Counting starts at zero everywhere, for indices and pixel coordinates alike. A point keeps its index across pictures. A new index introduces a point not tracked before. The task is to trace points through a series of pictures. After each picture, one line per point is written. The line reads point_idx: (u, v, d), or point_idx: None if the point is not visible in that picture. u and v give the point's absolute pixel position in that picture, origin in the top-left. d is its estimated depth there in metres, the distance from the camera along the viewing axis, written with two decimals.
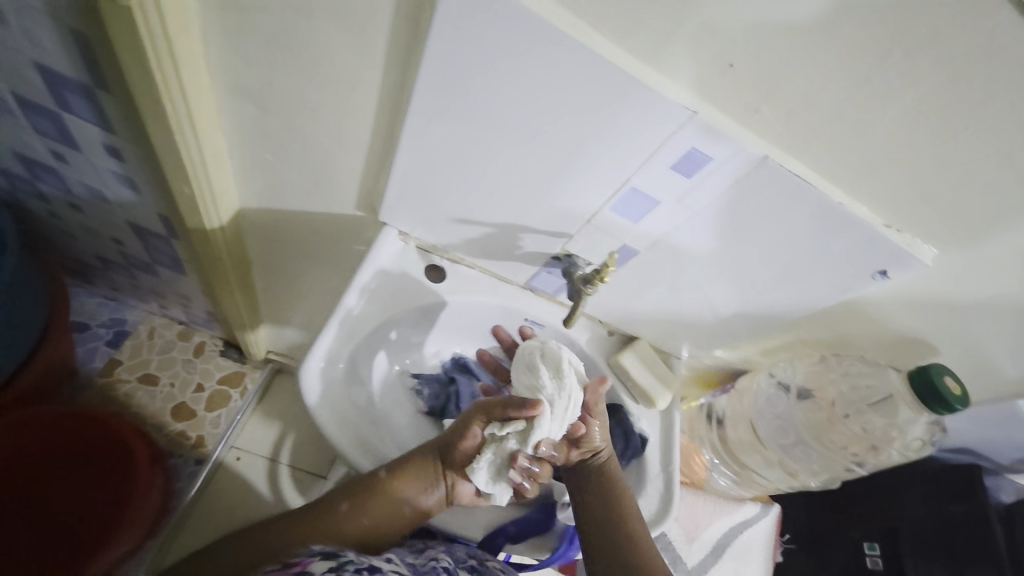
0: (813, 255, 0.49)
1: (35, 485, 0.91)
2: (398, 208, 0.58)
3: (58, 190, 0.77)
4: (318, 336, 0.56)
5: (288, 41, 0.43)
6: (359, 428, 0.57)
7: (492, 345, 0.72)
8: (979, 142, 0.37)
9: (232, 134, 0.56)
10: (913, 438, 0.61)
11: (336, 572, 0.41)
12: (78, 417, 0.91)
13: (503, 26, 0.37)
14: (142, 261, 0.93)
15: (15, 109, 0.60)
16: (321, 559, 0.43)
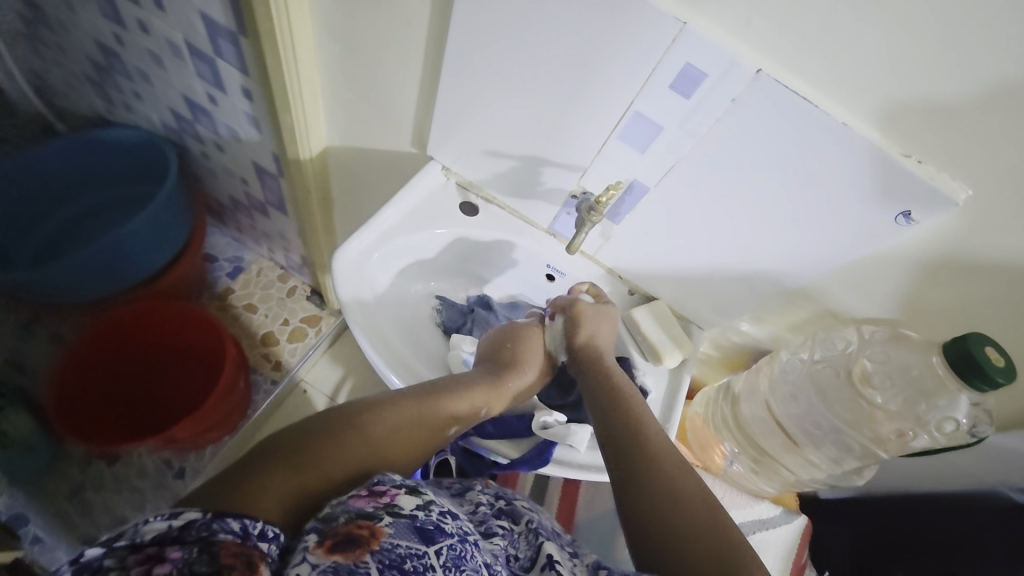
0: (825, 194, 0.48)
1: (164, 366, 1.17)
2: (442, 142, 0.67)
3: (209, 132, 0.99)
4: (354, 234, 0.65)
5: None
6: (380, 326, 0.65)
7: (515, 289, 0.77)
8: (983, 44, 0.35)
9: (324, 73, 0.70)
10: (943, 416, 0.54)
11: (425, 510, 0.39)
12: (184, 314, 1.12)
13: None
14: (259, 201, 1.15)
15: (186, 55, 0.82)
16: (407, 492, 0.40)
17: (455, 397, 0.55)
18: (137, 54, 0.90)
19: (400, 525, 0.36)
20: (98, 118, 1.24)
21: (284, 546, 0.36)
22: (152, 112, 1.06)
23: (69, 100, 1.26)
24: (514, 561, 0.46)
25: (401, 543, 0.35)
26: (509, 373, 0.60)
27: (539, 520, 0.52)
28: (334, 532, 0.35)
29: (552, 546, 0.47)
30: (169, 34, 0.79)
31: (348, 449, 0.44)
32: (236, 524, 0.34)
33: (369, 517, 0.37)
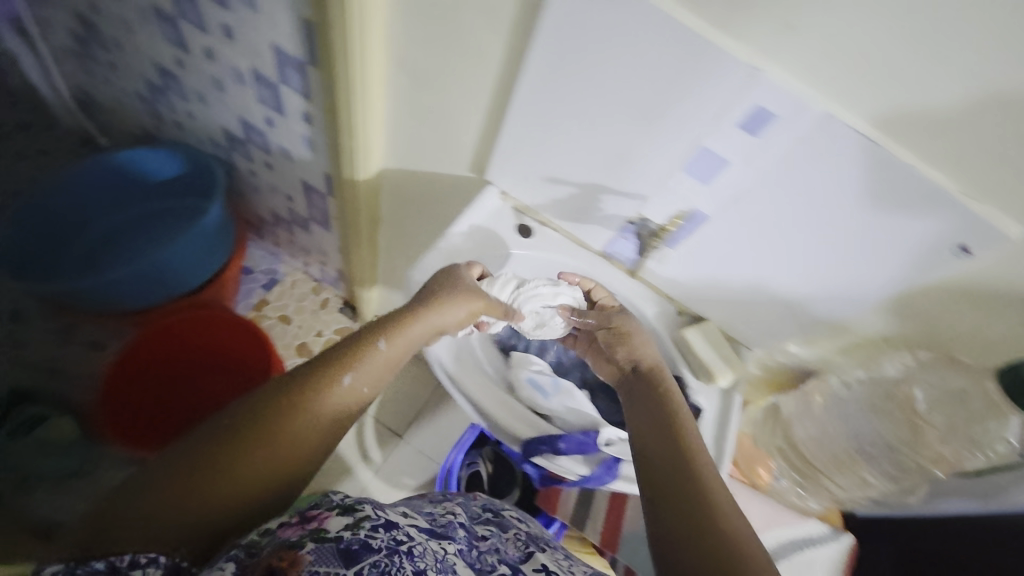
0: (880, 226, 0.51)
1: (183, 375, 1.18)
2: (502, 168, 0.70)
3: (260, 150, 1.03)
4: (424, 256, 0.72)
5: (435, 28, 0.58)
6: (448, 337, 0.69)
7: None
8: None
9: (389, 103, 0.74)
10: (997, 438, 0.58)
11: (352, 531, 0.45)
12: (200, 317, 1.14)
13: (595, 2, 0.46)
14: (302, 218, 1.19)
15: (249, 81, 0.86)
16: (337, 516, 0.47)
17: (347, 352, 0.56)
18: (196, 77, 0.94)
19: (323, 550, 0.43)
20: (144, 135, 1.28)
21: (168, 566, 0.42)
22: (201, 132, 1.10)
23: (113, 116, 1.30)
24: (503, 554, 0.56)
25: (321, 569, 0.42)
26: (408, 337, 0.60)
27: (532, 531, 0.61)
28: (256, 565, 0.43)
29: (544, 556, 0.55)
30: (235, 61, 0.83)
31: (243, 457, 0.46)
32: (101, 563, 0.39)
33: (293, 547, 0.44)
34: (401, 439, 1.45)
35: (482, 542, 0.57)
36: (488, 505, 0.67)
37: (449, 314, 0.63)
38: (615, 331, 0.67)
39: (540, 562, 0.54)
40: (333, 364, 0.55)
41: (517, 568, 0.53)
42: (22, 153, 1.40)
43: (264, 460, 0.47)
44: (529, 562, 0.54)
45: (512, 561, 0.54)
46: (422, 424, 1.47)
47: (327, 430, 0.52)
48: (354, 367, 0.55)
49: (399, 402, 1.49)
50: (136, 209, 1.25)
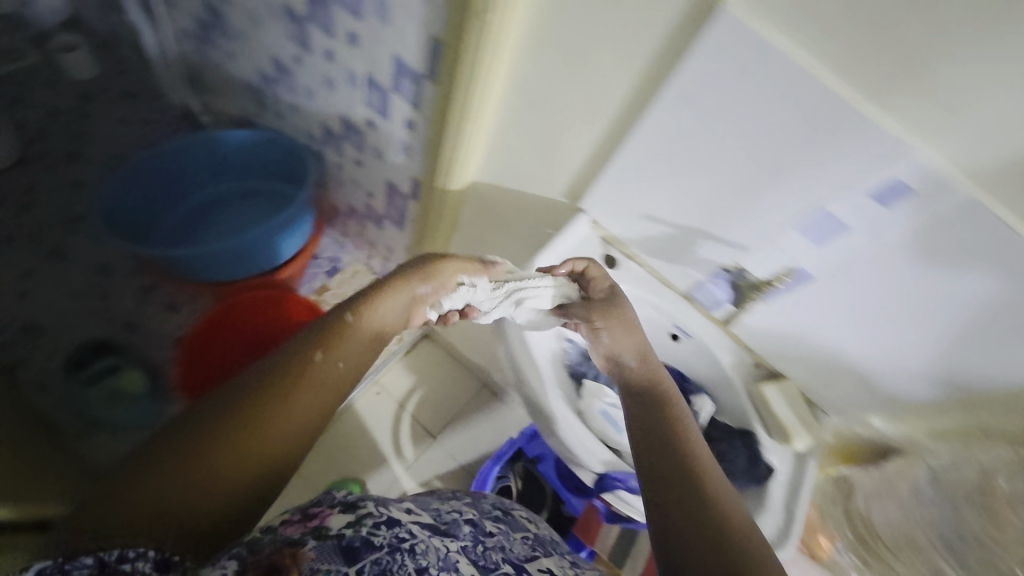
0: (947, 295, 0.53)
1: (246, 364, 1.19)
2: (597, 198, 0.71)
3: (354, 148, 1.09)
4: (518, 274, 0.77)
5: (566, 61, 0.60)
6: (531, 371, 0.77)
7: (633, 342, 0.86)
8: None
9: (496, 124, 0.76)
10: None
11: (353, 531, 0.51)
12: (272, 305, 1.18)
13: (744, 59, 0.47)
14: (377, 214, 1.24)
15: (361, 84, 0.91)
16: (340, 515, 0.53)
17: (316, 336, 0.59)
18: (307, 74, 1.00)
19: (324, 546, 0.48)
20: (238, 119, 1.35)
21: (158, 560, 0.41)
22: (299, 123, 1.17)
23: (209, 96, 1.37)
24: (510, 551, 0.61)
25: (321, 566, 0.46)
26: (379, 316, 0.64)
27: (536, 535, 0.69)
28: (260, 558, 0.47)
29: (547, 561, 0.62)
30: (352, 65, 0.88)
31: (229, 435, 0.48)
32: (91, 559, 0.39)
33: (294, 543, 0.49)
34: (434, 439, 1.46)
35: (488, 538, 0.62)
36: (498, 504, 0.75)
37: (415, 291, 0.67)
38: (591, 330, 0.68)
39: (543, 565, 0.61)
40: (305, 348, 0.57)
41: (520, 566, 0.59)
42: (124, 120, 1.47)
43: (256, 438, 0.49)
44: (533, 562, 0.61)
45: (517, 559, 0.60)
46: (457, 428, 1.48)
47: (319, 405, 0.55)
48: (327, 345, 0.58)
49: (437, 404, 1.50)
50: (228, 185, 1.33)
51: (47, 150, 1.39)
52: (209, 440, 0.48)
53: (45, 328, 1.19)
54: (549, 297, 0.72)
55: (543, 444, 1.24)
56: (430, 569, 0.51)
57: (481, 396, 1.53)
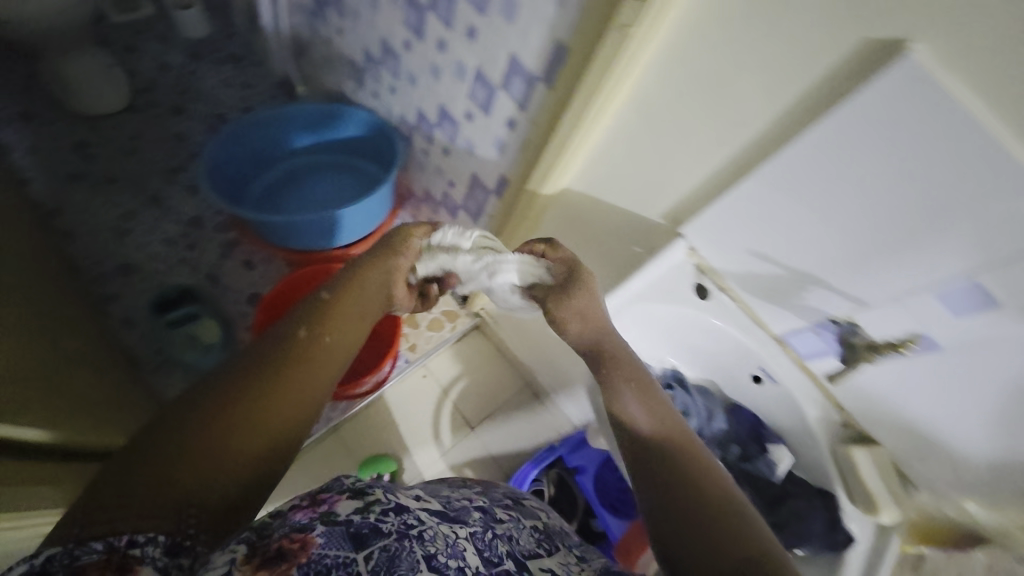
0: None
1: None
2: (699, 227, 0.69)
3: (444, 136, 1.09)
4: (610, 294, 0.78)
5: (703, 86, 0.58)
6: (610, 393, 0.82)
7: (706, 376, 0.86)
8: None
9: (604, 136, 0.74)
10: None
11: (361, 516, 0.47)
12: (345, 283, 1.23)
13: (912, 111, 0.45)
14: (453, 204, 1.24)
15: (468, 77, 0.90)
16: (346, 499, 0.49)
17: (300, 316, 0.60)
18: (414, 60, 1.01)
19: (333, 533, 0.45)
20: (333, 94, 1.40)
21: (167, 545, 0.40)
22: (394, 105, 1.19)
23: (308, 69, 1.42)
24: (516, 544, 0.57)
25: (330, 553, 0.43)
26: (364, 289, 0.66)
27: (547, 526, 0.65)
28: (264, 550, 0.43)
29: (548, 561, 0.56)
30: (463, 57, 0.88)
31: (225, 413, 0.48)
32: (100, 543, 0.38)
33: (302, 530, 0.45)
34: (471, 430, 1.45)
35: (498, 525, 0.58)
36: (509, 495, 0.72)
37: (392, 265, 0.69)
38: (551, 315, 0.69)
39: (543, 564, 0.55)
40: (290, 326, 0.59)
41: (523, 562, 0.54)
42: (228, 82, 1.54)
43: (256, 413, 0.49)
44: (536, 559, 0.56)
45: (520, 553, 0.55)
46: (495, 423, 1.47)
47: (315, 376, 0.55)
48: (312, 322, 0.59)
49: (480, 397, 1.49)
50: (319, 156, 1.38)
51: (158, 102, 1.48)
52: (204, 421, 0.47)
53: (139, 267, 1.28)
54: (520, 275, 0.72)
55: (585, 457, 1.28)
56: (438, 558, 0.47)
57: (525, 393, 1.51)
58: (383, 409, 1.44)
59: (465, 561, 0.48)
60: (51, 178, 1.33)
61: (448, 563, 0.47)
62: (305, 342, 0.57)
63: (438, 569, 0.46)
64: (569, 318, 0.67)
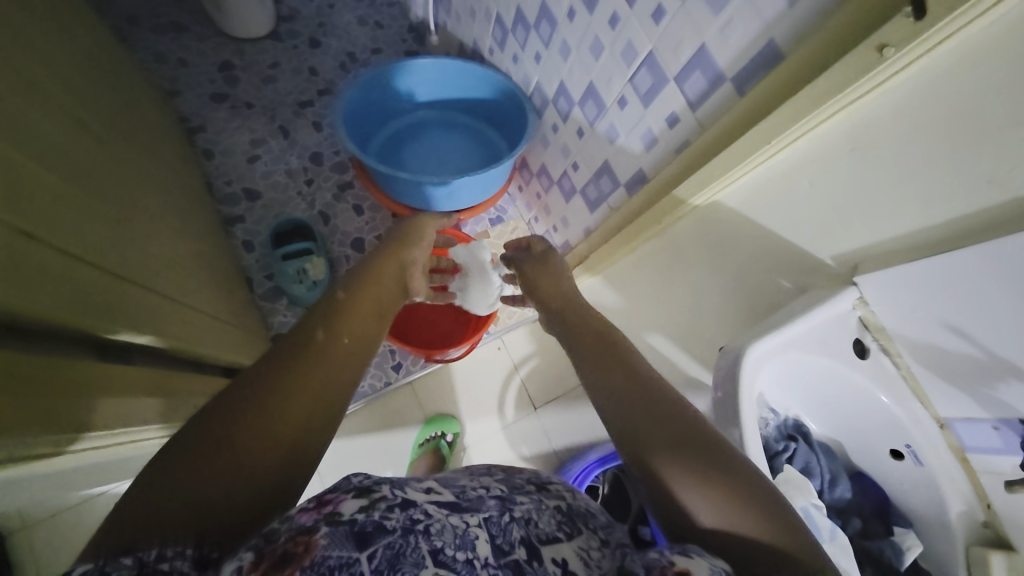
0: None
1: None
2: (883, 282, 0.67)
3: (584, 118, 1.02)
4: (767, 336, 0.73)
5: (987, 121, 0.49)
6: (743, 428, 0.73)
7: (832, 438, 0.89)
8: None
9: (794, 157, 0.66)
10: None
11: (365, 513, 0.43)
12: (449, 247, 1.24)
13: None
14: (570, 186, 1.19)
15: (636, 61, 0.82)
16: (353, 498, 0.45)
17: (318, 315, 0.61)
18: (573, 31, 0.93)
19: (335, 535, 0.41)
20: (464, 47, 1.35)
21: (195, 558, 0.40)
22: (534, 74, 1.13)
23: (444, 17, 1.37)
24: (534, 527, 0.51)
25: (333, 555, 0.40)
26: (382, 282, 0.72)
27: (572, 506, 0.56)
28: (273, 553, 0.41)
29: (567, 548, 0.50)
30: (637, 38, 0.79)
31: (231, 424, 0.46)
32: (130, 559, 0.37)
33: (306, 533, 0.42)
34: (534, 410, 1.47)
35: (515, 506, 0.52)
36: (533, 477, 0.61)
37: (405, 260, 0.80)
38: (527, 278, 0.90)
39: (560, 556, 0.49)
40: (310, 321, 0.59)
41: (536, 548, 0.49)
42: (363, 19, 1.53)
43: (262, 416, 0.48)
44: (552, 546, 0.49)
45: (536, 537, 0.49)
46: (559, 407, 1.47)
47: (338, 364, 0.56)
48: (328, 323, 0.59)
49: (549, 379, 1.49)
50: (438, 112, 1.37)
51: (298, 33, 1.51)
52: (219, 434, 0.46)
53: (261, 195, 1.35)
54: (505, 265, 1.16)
55: None
56: (445, 551, 0.44)
57: None
58: (455, 371, 1.47)
59: (474, 551, 0.45)
60: (197, 94, 1.40)
61: (456, 556, 0.44)
62: (326, 338, 0.58)
63: (444, 564, 0.43)
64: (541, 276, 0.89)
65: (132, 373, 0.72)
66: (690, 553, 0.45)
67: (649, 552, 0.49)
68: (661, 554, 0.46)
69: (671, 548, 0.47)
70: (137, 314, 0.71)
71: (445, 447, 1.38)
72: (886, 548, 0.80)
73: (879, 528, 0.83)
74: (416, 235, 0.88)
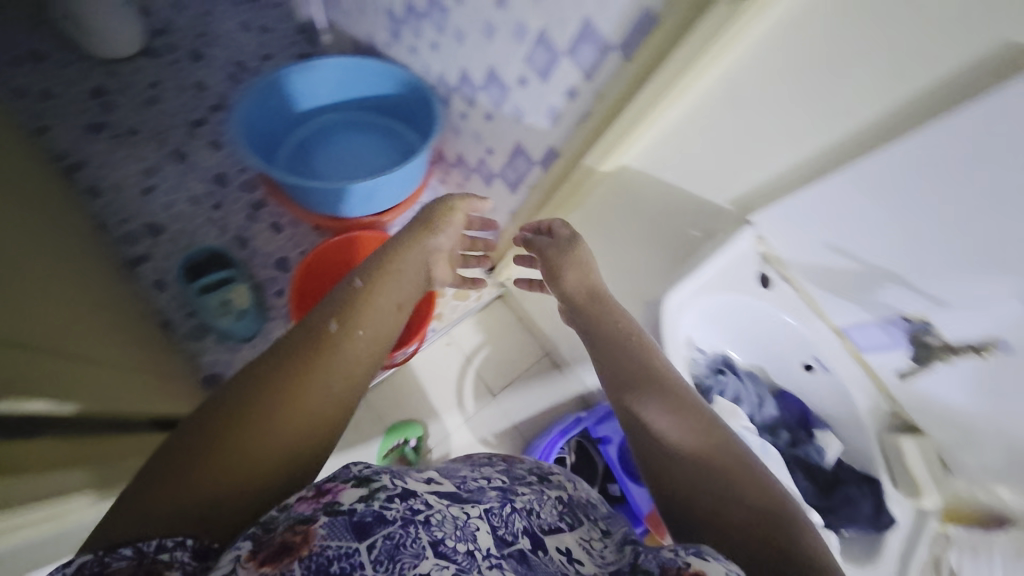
0: None
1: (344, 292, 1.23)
2: (776, 214, 0.75)
3: (489, 102, 1.03)
4: (681, 282, 0.80)
5: (831, 59, 0.55)
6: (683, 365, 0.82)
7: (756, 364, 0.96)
8: None
9: (682, 115, 0.71)
10: None
11: (365, 503, 0.43)
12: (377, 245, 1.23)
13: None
14: (490, 171, 1.19)
15: (528, 39, 0.83)
16: (351, 488, 0.45)
17: (329, 309, 0.58)
18: (464, 16, 0.93)
19: (333, 525, 0.41)
20: (359, 44, 1.31)
21: (197, 549, 0.41)
22: (434, 64, 1.11)
23: (332, 15, 1.31)
24: (537, 517, 0.51)
25: (331, 544, 0.40)
26: (401, 269, 0.67)
27: (572, 497, 0.58)
28: (270, 544, 0.41)
29: (569, 538, 0.51)
30: (526, 16, 0.80)
31: (235, 426, 0.47)
32: (130, 550, 0.38)
33: (304, 522, 0.42)
34: (493, 397, 1.48)
35: (515, 497, 0.52)
36: (534, 468, 0.62)
37: (437, 243, 0.74)
38: (549, 265, 0.79)
39: (564, 545, 0.50)
40: (325, 317, 0.57)
41: (540, 539, 0.49)
42: (246, 26, 1.44)
43: (267, 422, 0.48)
44: (555, 535, 0.51)
45: (539, 528, 0.50)
46: (515, 390, 1.49)
47: (351, 379, 0.54)
48: (343, 315, 0.57)
49: (503, 364, 1.51)
50: (343, 114, 1.32)
51: (174, 47, 1.39)
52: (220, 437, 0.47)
53: (164, 227, 1.24)
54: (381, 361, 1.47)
55: (608, 428, 1.32)
56: (446, 542, 0.43)
57: (546, 363, 1.52)
58: (407, 375, 1.45)
59: (475, 542, 0.44)
60: (70, 127, 1.26)
61: (458, 547, 0.43)
62: (335, 337, 0.55)
63: (446, 555, 0.42)
64: (566, 266, 0.77)
65: (46, 441, 0.65)
66: (705, 555, 0.44)
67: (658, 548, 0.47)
68: (675, 554, 0.45)
69: (686, 549, 0.46)
70: (29, 377, 0.63)
71: (411, 452, 1.36)
72: (811, 451, 0.90)
73: (806, 436, 0.92)
74: (445, 213, 0.76)
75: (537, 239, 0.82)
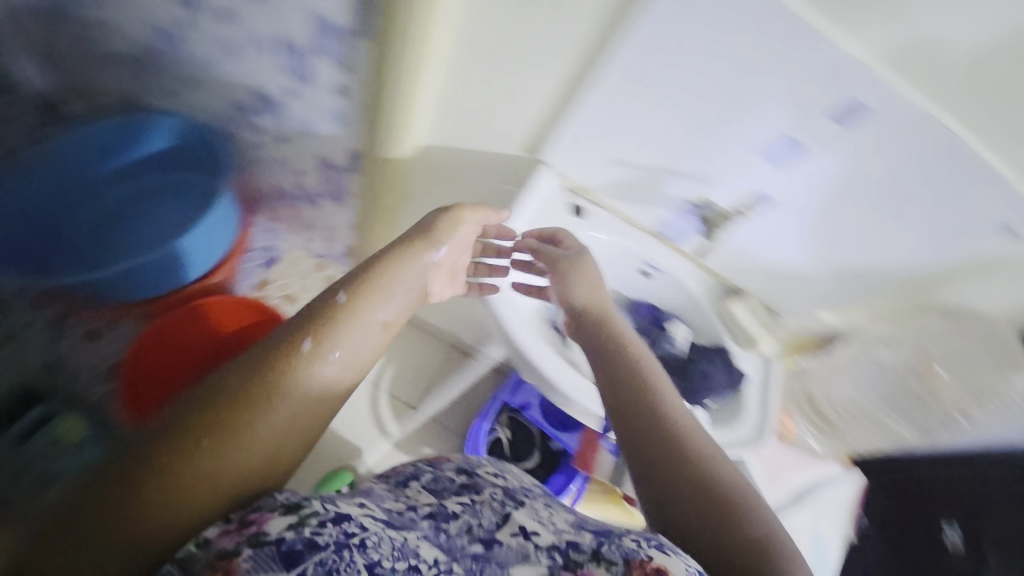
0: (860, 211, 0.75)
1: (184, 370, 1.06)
2: (560, 147, 0.78)
3: (270, 125, 0.95)
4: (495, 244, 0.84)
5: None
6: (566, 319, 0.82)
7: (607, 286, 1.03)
8: None
9: (433, 81, 0.71)
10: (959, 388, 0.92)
11: (295, 531, 0.43)
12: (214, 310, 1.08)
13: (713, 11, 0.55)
14: (309, 193, 1.09)
15: (269, 47, 0.77)
16: (280, 516, 0.45)
17: (293, 327, 0.56)
18: (196, 42, 0.83)
19: (259, 558, 0.42)
20: None
21: None
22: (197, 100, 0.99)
23: None
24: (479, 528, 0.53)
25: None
26: (395, 284, 0.65)
27: (507, 486, 0.59)
28: None
29: (521, 516, 0.54)
30: (256, 26, 0.74)
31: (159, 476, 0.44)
32: None
33: (228, 557, 0.42)
34: (415, 410, 1.43)
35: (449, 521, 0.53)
36: (462, 466, 0.63)
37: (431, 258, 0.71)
38: (556, 273, 0.80)
39: (518, 524, 0.53)
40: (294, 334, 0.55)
41: (491, 538, 0.51)
42: None
43: (207, 468, 0.45)
44: (507, 525, 0.53)
45: (484, 534, 0.52)
46: (434, 395, 1.45)
47: (305, 420, 0.52)
48: (315, 331, 0.56)
49: (412, 375, 1.46)
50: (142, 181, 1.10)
51: None
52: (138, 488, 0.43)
53: None
54: None
55: (526, 394, 1.34)
56: (382, 563, 0.44)
57: (453, 357, 1.48)
58: None
59: (415, 557, 0.47)
60: None
61: (396, 566, 0.45)
62: (306, 360, 0.54)
63: None
64: (577, 279, 0.79)
65: None
66: (665, 550, 0.48)
67: (620, 538, 0.50)
68: (637, 546, 0.48)
69: (649, 541, 0.50)
70: None
71: None
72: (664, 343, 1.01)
73: (658, 333, 1.01)
74: (450, 227, 0.72)
75: (544, 249, 0.82)
